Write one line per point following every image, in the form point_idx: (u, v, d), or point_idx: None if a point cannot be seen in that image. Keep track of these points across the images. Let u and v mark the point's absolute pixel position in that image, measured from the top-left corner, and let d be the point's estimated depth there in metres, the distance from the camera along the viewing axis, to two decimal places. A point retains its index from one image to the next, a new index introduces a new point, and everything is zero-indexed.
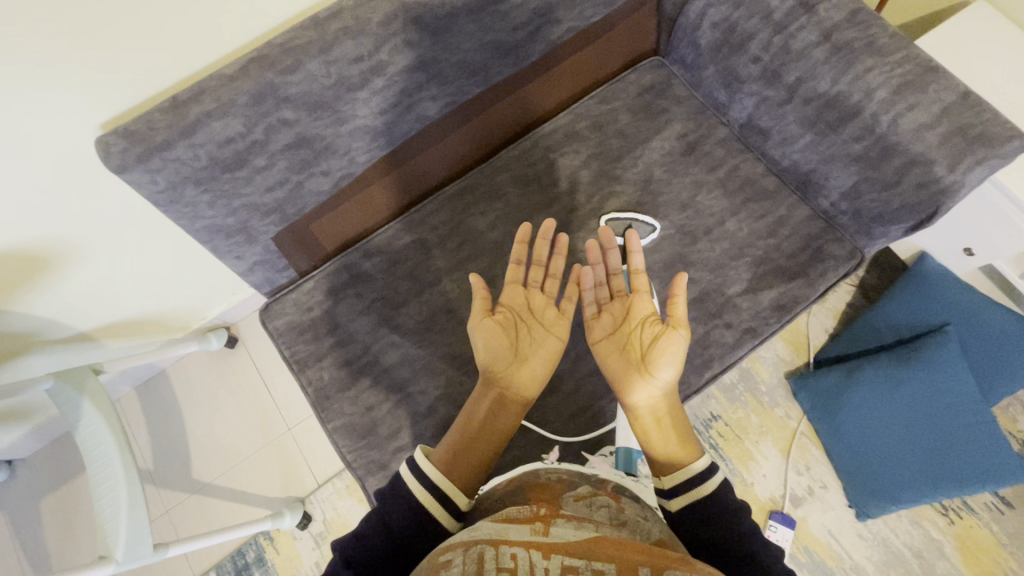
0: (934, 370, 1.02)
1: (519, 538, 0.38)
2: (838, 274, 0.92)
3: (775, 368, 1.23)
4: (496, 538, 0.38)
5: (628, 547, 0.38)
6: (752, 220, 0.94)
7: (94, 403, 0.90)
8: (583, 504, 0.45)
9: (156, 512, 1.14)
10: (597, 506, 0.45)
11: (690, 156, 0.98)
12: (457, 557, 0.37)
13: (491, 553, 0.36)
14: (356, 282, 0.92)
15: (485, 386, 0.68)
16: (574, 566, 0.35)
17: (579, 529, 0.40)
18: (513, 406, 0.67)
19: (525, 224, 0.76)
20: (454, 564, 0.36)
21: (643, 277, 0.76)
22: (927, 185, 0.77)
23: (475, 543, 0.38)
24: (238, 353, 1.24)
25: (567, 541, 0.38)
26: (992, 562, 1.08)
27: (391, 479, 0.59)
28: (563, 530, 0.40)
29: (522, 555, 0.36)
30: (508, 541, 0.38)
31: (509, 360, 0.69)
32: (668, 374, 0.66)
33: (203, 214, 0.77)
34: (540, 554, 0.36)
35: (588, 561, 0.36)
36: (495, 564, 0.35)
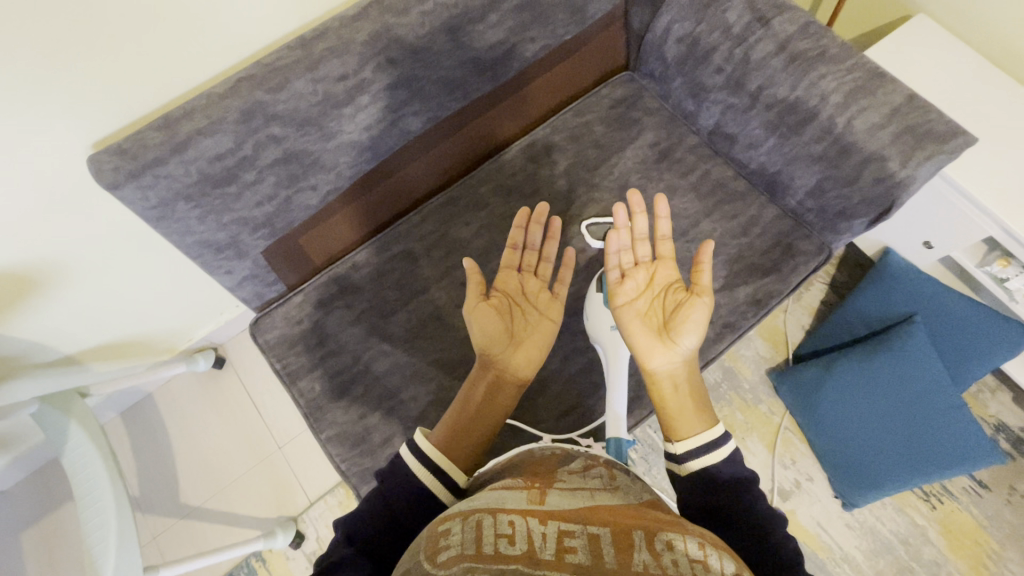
0: (905, 359, 1.07)
1: (516, 507, 0.39)
2: (810, 269, 0.96)
3: (756, 365, 1.27)
4: (493, 508, 0.39)
5: (622, 513, 0.40)
6: (724, 221, 0.99)
7: (83, 425, 0.89)
8: (577, 475, 0.47)
9: (143, 538, 1.11)
10: (590, 477, 0.47)
11: (663, 162, 1.03)
12: (456, 526, 0.38)
13: (490, 521, 0.37)
14: (345, 294, 0.94)
15: (481, 368, 0.70)
16: (572, 529, 0.36)
17: (573, 499, 0.41)
18: (508, 389, 0.69)
19: (523, 209, 0.78)
20: (454, 533, 0.37)
21: (670, 244, 0.79)
22: (883, 180, 0.82)
23: (473, 513, 0.39)
24: (225, 373, 1.24)
25: (562, 509, 0.39)
26: (974, 543, 1.11)
27: (391, 460, 0.60)
28: (558, 499, 0.41)
29: (520, 522, 0.37)
30: (505, 510, 0.39)
31: (504, 343, 0.72)
32: (690, 342, 0.69)
33: (194, 229, 0.79)
34: (537, 521, 0.37)
35: (584, 525, 0.37)
36: (494, 530, 0.36)
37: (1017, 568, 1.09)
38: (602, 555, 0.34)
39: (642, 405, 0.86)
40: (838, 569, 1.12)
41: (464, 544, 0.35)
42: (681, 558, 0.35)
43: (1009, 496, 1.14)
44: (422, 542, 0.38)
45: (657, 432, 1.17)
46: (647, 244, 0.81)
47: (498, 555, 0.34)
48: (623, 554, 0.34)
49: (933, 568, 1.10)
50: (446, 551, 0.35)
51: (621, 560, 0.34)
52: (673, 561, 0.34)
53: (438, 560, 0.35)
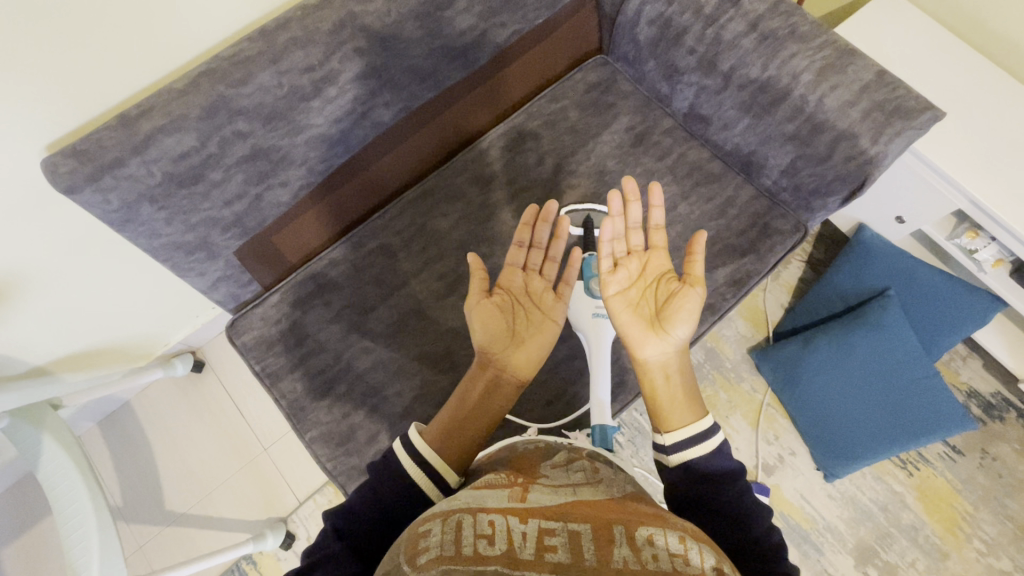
0: (881, 333, 1.09)
1: (496, 506, 0.39)
2: (786, 248, 0.98)
3: (738, 344, 1.29)
4: (474, 507, 0.39)
5: (603, 507, 0.39)
6: (701, 203, 0.99)
7: (56, 438, 0.87)
8: (561, 470, 0.47)
9: (129, 549, 1.09)
10: (574, 471, 0.47)
11: (640, 146, 1.02)
12: (436, 528, 0.37)
13: (469, 521, 0.37)
14: (324, 291, 0.93)
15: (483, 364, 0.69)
16: (552, 528, 0.36)
17: (555, 495, 0.41)
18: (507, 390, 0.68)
19: (532, 205, 0.77)
20: (434, 534, 0.37)
21: (662, 234, 0.79)
22: (855, 157, 0.83)
23: (453, 514, 0.39)
24: (205, 377, 1.21)
25: (543, 505, 0.39)
26: (949, 507, 1.15)
27: (382, 457, 0.60)
28: (540, 495, 0.41)
29: (499, 522, 0.36)
30: (485, 509, 0.38)
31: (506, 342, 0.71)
32: (682, 333, 0.70)
33: (161, 232, 0.76)
34: (517, 520, 0.37)
35: (564, 523, 0.36)
36: (473, 532, 0.36)
37: (990, 528, 1.13)
38: (582, 552, 0.34)
39: (625, 390, 0.87)
40: (822, 539, 1.15)
41: (443, 546, 0.35)
42: (662, 553, 0.34)
43: (982, 460, 1.18)
44: (402, 544, 0.38)
45: (643, 416, 1.18)
46: (639, 233, 0.80)
47: (477, 557, 0.33)
48: (603, 551, 0.34)
49: (911, 532, 1.14)
50: (425, 553, 0.35)
51: (600, 557, 0.33)
52: (653, 556, 0.34)
53: (416, 562, 0.34)
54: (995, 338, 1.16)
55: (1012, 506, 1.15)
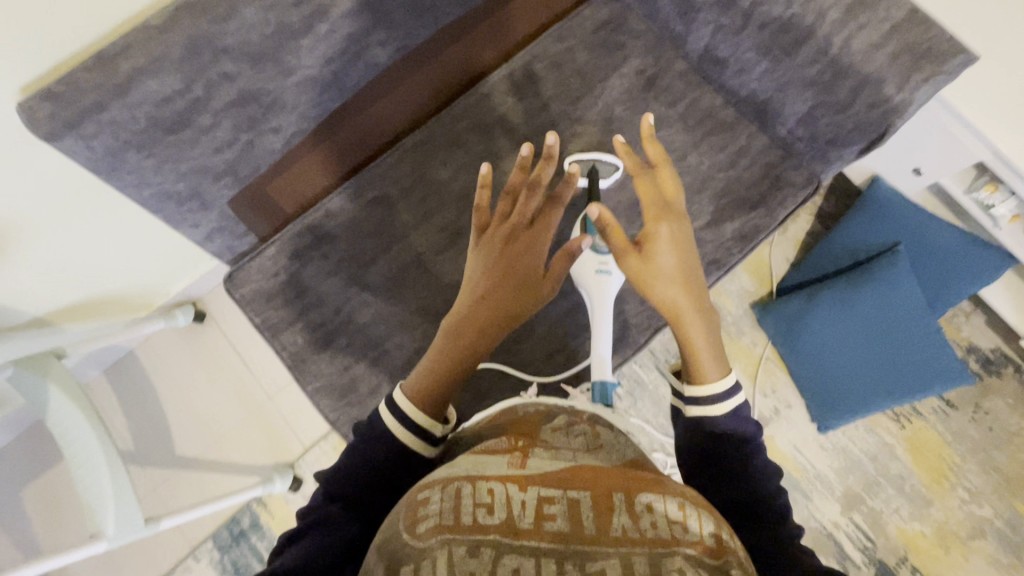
0: (885, 287, 1.10)
1: (496, 472, 0.39)
2: (797, 201, 0.94)
3: (740, 299, 1.26)
4: (472, 474, 0.39)
5: (604, 473, 0.39)
6: (712, 153, 0.95)
7: (61, 386, 0.88)
8: (561, 434, 0.47)
9: (142, 489, 1.14)
10: (574, 434, 0.47)
11: (650, 92, 0.96)
12: (435, 494, 0.37)
13: (468, 488, 0.37)
14: (321, 243, 0.90)
15: (476, 304, 0.68)
16: (551, 495, 0.36)
17: (555, 459, 0.41)
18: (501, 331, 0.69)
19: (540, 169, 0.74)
20: (433, 502, 0.36)
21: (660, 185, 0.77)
22: (878, 105, 0.80)
23: (452, 479, 0.38)
24: (207, 328, 1.22)
25: (542, 471, 0.39)
26: (938, 458, 1.18)
27: (368, 418, 0.60)
28: (539, 461, 0.41)
29: (499, 489, 0.36)
30: (485, 476, 0.38)
31: (500, 281, 0.69)
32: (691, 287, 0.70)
33: (150, 180, 0.74)
34: (517, 488, 0.37)
35: (564, 490, 0.37)
36: (472, 500, 0.35)
37: (976, 477, 1.17)
38: (582, 521, 0.34)
39: (625, 344, 0.87)
40: (812, 487, 1.18)
41: (443, 514, 0.35)
42: (660, 520, 0.35)
43: (974, 414, 1.20)
44: (400, 509, 0.38)
45: (642, 368, 1.19)
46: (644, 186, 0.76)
47: (476, 527, 0.33)
48: (602, 520, 0.34)
49: (899, 481, 1.17)
50: (424, 522, 0.35)
51: (599, 526, 0.34)
52: (652, 524, 0.34)
53: (417, 531, 0.34)
54: (1002, 295, 1.15)
55: (999, 457, 1.18)
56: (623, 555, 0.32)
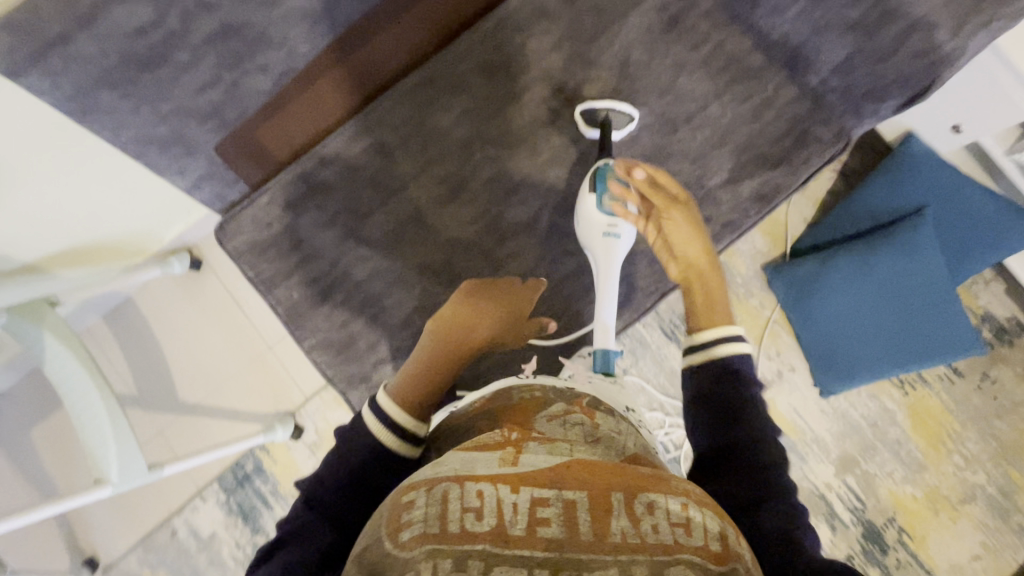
0: (905, 255, 1.06)
1: (486, 472, 0.37)
2: (823, 159, 0.88)
3: (752, 260, 1.22)
4: (461, 474, 0.37)
5: (602, 470, 0.38)
6: (736, 103, 0.87)
7: (57, 335, 0.87)
8: (556, 425, 0.46)
9: (147, 434, 1.15)
10: (571, 425, 0.46)
11: (673, 32, 0.87)
12: (420, 497, 0.35)
13: (456, 491, 0.35)
14: (315, 194, 0.86)
15: (459, 307, 0.69)
16: (545, 497, 0.35)
17: (551, 454, 0.40)
18: (487, 329, 0.70)
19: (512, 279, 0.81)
20: (418, 506, 0.35)
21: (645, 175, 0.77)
22: (928, 54, 0.77)
23: (439, 480, 0.37)
24: (204, 276, 1.19)
25: (536, 469, 0.37)
26: (937, 424, 1.18)
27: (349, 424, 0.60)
28: (533, 457, 0.39)
29: (489, 492, 0.35)
30: (474, 477, 0.36)
31: (481, 294, 0.72)
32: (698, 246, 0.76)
33: (127, 122, 0.69)
34: (508, 488, 0.35)
35: (559, 491, 0.35)
36: (460, 504, 0.34)
37: (973, 445, 1.17)
38: (578, 527, 0.33)
39: (629, 307, 0.85)
40: (808, 449, 1.18)
41: (428, 521, 0.33)
42: (662, 522, 0.34)
43: (980, 382, 1.18)
44: (385, 511, 0.36)
45: (647, 329, 1.17)
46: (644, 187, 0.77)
47: (465, 535, 0.32)
48: (600, 524, 0.33)
49: (895, 446, 1.17)
50: (408, 529, 0.33)
51: (597, 531, 0.33)
52: (654, 528, 0.33)
53: (400, 539, 0.33)
54: None
55: (1000, 426, 1.17)
56: (623, 563, 0.31)
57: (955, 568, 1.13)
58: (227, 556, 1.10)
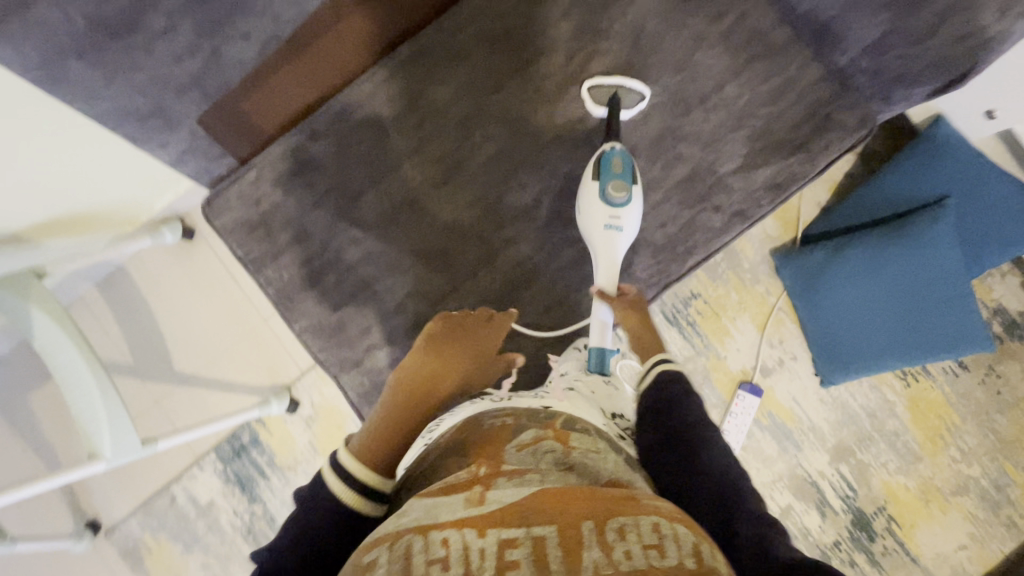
0: (923, 245, 1.01)
1: (451, 518, 0.36)
2: (844, 146, 0.83)
3: (761, 245, 1.18)
4: (425, 524, 0.36)
5: (573, 495, 0.37)
6: (754, 83, 0.83)
7: (44, 309, 0.85)
8: (527, 453, 0.44)
9: (145, 404, 1.15)
10: (542, 453, 0.44)
11: (690, 2, 0.83)
12: (382, 557, 0.34)
13: (420, 544, 0.34)
14: (306, 170, 0.82)
15: (423, 363, 0.68)
16: (513, 537, 0.33)
17: (520, 487, 0.38)
18: (458, 377, 0.69)
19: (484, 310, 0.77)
20: (379, 567, 0.33)
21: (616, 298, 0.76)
22: (970, 36, 0.70)
23: (402, 536, 0.35)
24: (197, 246, 1.17)
25: (504, 506, 0.36)
26: (937, 417, 1.17)
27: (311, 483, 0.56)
28: (501, 493, 0.38)
29: (454, 540, 0.33)
30: (438, 526, 0.35)
31: (444, 344, 0.71)
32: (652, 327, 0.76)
33: (100, 94, 0.64)
34: (474, 533, 0.34)
35: (527, 528, 0.34)
36: (424, 558, 0.33)
37: (971, 438, 1.16)
38: (548, 564, 0.32)
39: None
40: (804, 438, 1.17)
41: None
42: (635, 548, 0.33)
43: (985, 376, 1.17)
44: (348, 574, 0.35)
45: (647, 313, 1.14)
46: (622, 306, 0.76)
47: None
48: (572, 560, 0.32)
49: (892, 438, 1.17)
50: None
51: (569, 568, 0.32)
52: (626, 554, 0.33)
53: None
54: None
55: (1000, 421, 1.16)
56: None
57: (940, 558, 1.14)
58: (226, 522, 1.13)
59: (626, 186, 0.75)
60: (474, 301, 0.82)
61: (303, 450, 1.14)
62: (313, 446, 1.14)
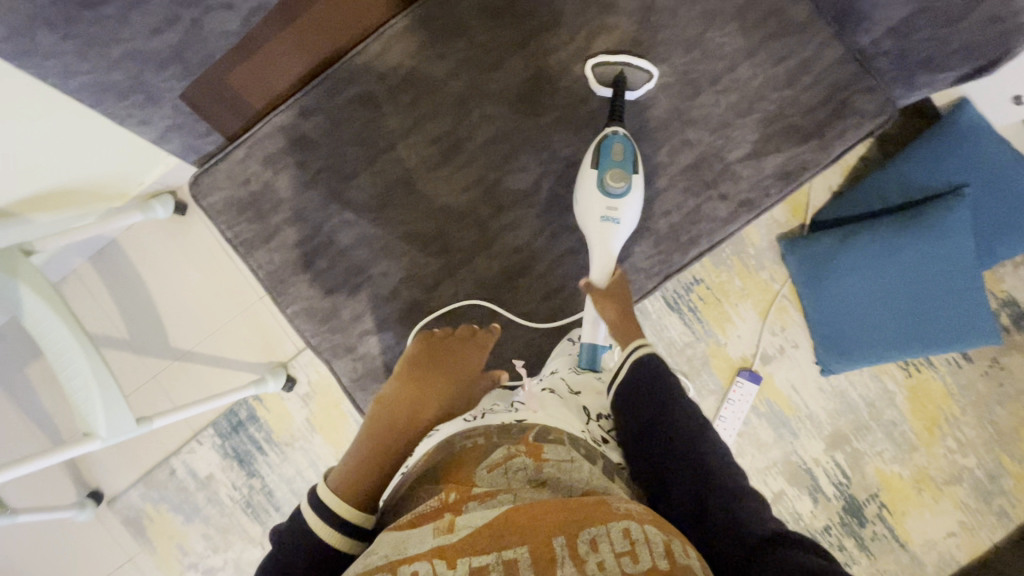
0: (935, 233, 0.98)
1: (421, 549, 0.37)
2: (861, 133, 0.80)
3: (768, 231, 1.15)
4: (394, 559, 0.37)
5: (543, 512, 0.39)
6: (769, 64, 0.79)
7: (33, 287, 0.84)
8: (498, 473, 0.45)
9: (144, 378, 1.15)
10: (514, 471, 0.45)
11: None
12: None
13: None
14: (297, 148, 0.79)
15: (402, 385, 0.65)
16: (484, 564, 0.36)
17: (490, 509, 0.40)
18: (441, 398, 0.65)
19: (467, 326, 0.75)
20: None
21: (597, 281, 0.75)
22: (1002, 19, 0.68)
23: (373, 571, 0.36)
24: (190, 220, 1.15)
25: (473, 532, 0.38)
26: (937, 408, 1.16)
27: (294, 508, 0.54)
28: (470, 517, 0.39)
29: (425, 571, 0.35)
30: (408, 558, 0.36)
31: (427, 361, 0.69)
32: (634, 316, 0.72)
33: (76, 69, 0.61)
34: (445, 564, 0.36)
35: (499, 553, 0.36)
36: None
37: (969, 430, 1.15)
38: None
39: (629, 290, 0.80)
40: (801, 426, 1.16)
41: None
42: (606, 559, 0.36)
43: (988, 368, 1.15)
44: None
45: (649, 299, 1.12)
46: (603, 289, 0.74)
47: None
48: None
49: (890, 427, 1.16)
50: None
51: None
52: (597, 566, 0.36)
53: None
54: None
55: (999, 413, 1.15)
56: None
57: (930, 545, 1.14)
58: (225, 496, 1.14)
59: (626, 175, 0.73)
60: (469, 288, 0.80)
61: (301, 428, 1.15)
62: (310, 423, 1.15)
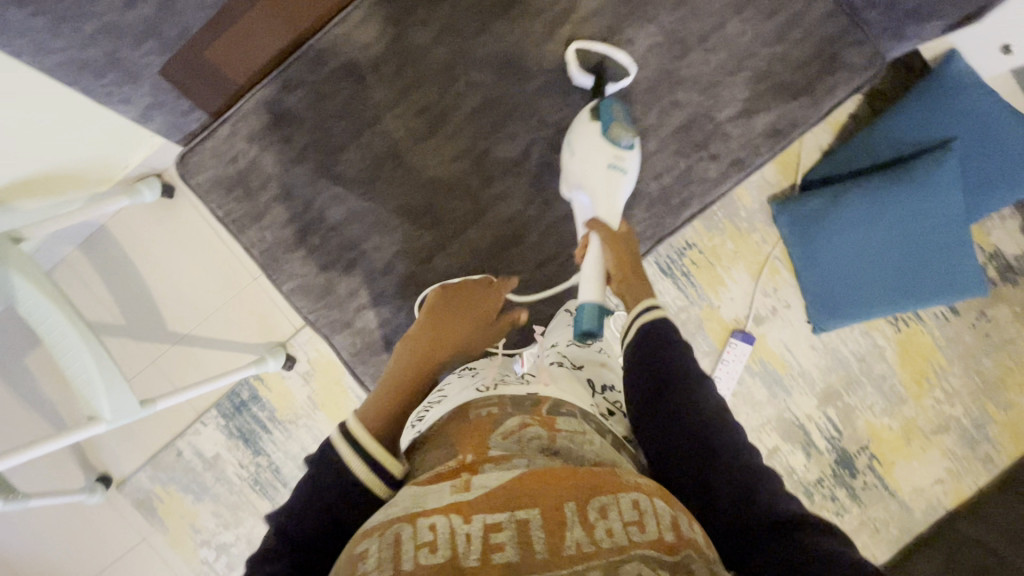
0: (924, 190, 0.98)
1: (438, 505, 0.39)
2: (850, 88, 0.80)
3: (758, 192, 1.15)
4: (412, 511, 0.39)
5: (556, 476, 0.40)
6: (757, 20, 0.79)
7: (26, 275, 0.83)
8: (513, 440, 0.46)
9: (143, 363, 1.16)
10: (528, 439, 0.46)
11: None
12: (373, 547, 0.37)
13: (409, 531, 0.37)
14: (283, 123, 0.78)
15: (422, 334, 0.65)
16: (498, 521, 0.37)
17: (504, 471, 0.41)
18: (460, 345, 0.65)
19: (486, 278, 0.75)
20: (371, 555, 0.36)
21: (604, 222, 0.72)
22: None
23: (392, 524, 0.38)
24: (179, 203, 1.14)
25: (488, 491, 0.39)
26: (925, 361, 1.19)
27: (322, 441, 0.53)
28: (485, 478, 0.41)
29: (442, 525, 0.37)
30: (426, 512, 0.38)
31: (446, 311, 0.68)
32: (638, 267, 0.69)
33: (47, 45, 0.60)
34: (461, 519, 0.37)
35: (512, 512, 0.38)
36: (413, 543, 0.36)
37: (957, 380, 1.18)
38: (533, 546, 0.36)
39: None
40: (793, 383, 1.19)
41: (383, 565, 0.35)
42: (616, 526, 0.38)
43: (975, 320, 1.18)
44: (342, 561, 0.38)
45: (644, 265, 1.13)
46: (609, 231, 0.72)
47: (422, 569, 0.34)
48: (554, 539, 0.37)
49: (880, 381, 1.19)
50: None
51: (551, 546, 0.36)
52: (607, 532, 0.37)
53: None
54: None
55: (985, 363, 1.18)
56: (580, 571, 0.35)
57: (919, 492, 1.18)
58: (232, 474, 1.16)
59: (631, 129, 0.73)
60: (464, 259, 0.80)
61: (303, 406, 1.16)
62: (313, 401, 1.16)
